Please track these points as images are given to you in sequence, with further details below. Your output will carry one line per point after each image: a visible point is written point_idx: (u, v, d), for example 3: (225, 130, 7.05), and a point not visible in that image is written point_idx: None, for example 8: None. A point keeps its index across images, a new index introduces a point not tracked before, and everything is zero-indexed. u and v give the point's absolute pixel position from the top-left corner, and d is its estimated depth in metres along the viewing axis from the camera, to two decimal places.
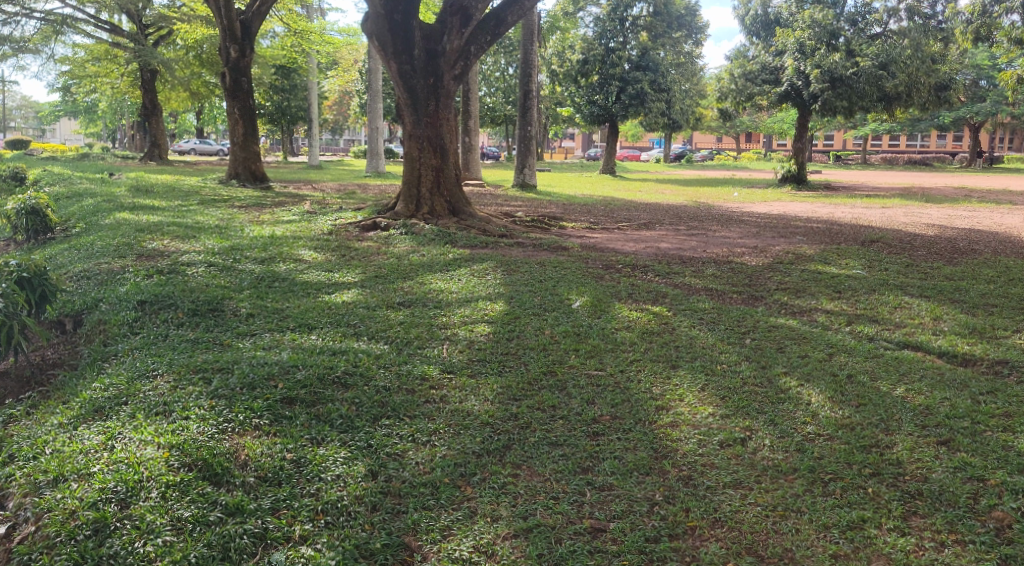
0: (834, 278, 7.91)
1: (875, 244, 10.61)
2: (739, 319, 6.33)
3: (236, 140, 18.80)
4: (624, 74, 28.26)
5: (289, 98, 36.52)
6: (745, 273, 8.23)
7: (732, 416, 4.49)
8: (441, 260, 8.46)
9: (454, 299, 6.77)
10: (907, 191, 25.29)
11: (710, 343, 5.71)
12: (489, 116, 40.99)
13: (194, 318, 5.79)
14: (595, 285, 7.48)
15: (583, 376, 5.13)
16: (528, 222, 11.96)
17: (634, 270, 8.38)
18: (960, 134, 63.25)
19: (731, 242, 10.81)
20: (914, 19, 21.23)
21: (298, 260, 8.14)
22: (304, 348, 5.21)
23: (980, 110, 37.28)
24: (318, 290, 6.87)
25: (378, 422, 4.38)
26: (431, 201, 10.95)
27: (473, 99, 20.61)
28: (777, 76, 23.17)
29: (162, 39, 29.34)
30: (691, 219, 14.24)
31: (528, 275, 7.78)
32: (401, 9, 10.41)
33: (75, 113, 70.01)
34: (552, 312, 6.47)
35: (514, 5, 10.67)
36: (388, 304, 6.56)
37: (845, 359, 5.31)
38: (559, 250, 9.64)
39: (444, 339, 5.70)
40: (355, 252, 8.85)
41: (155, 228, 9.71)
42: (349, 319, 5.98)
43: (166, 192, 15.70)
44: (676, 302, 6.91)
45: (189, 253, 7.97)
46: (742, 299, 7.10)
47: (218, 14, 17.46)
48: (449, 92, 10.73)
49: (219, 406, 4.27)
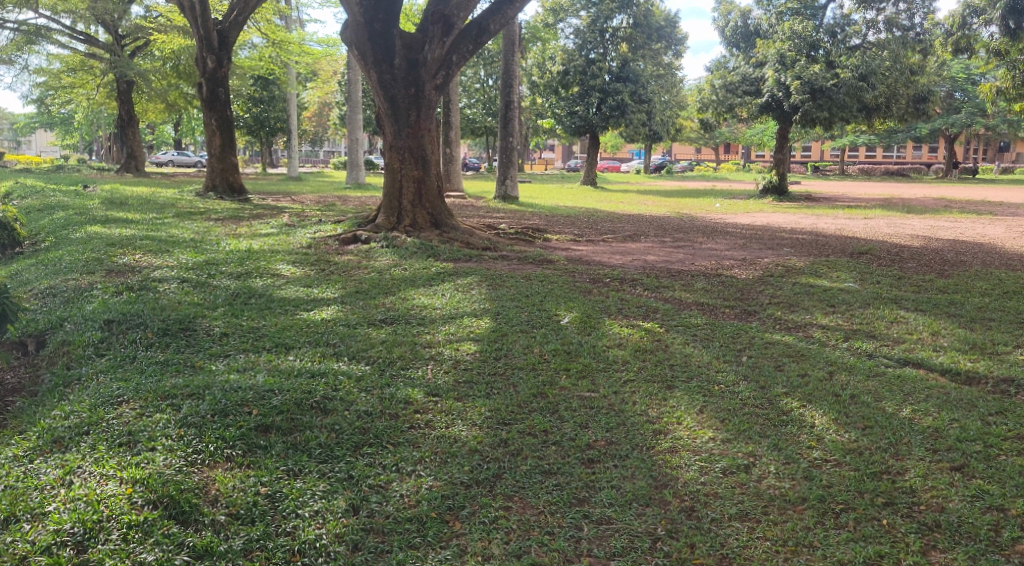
0: (826, 291, 7.78)
1: (863, 255, 10.51)
2: (733, 336, 6.13)
3: (213, 151, 18.45)
4: (604, 86, 28.21)
5: (267, 109, 36.15)
6: (735, 287, 8.05)
7: (734, 441, 4.28)
8: (423, 274, 8.20)
9: (438, 316, 6.51)
10: (888, 202, 25.41)
11: (705, 361, 5.50)
12: (469, 128, 40.84)
13: (164, 339, 5.41)
14: (583, 300, 7.25)
15: (575, 398, 4.89)
16: (512, 234, 11.71)
17: (622, 284, 8.17)
18: (935, 146, 64.08)
19: (718, 254, 10.65)
20: (893, 31, 21.36)
21: (275, 275, 7.84)
22: (281, 371, 4.90)
23: (955, 121, 37.76)
24: (296, 307, 6.57)
25: (360, 451, 4.10)
26: (413, 213, 10.67)
27: (454, 111, 20.41)
28: (758, 87, 23.21)
29: (138, 50, 28.92)
30: (676, 231, 14.10)
31: (513, 290, 7.54)
32: (381, 18, 10.21)
33: (51, 125, 69.07)
34: (540, 329, 6.23)
35: (496, 14, 10.47)
36: (369, 321, 6.28)
37: (846, 379, 5.14)
38: (545, 263, 9.41)
39: (429, 359, 5.44)
40: (334, 267, 8.56)
41: (126, 242, 9.34)
42: (328, 338, 5.69)
43: (141, 205, 15.31)
44: (667, 318, 6.69)
45: (161, 268, 7.63)
46: (735, 314, 6.92)
47: (194, 23, 17.15)
48: (431, 102, 10.48)
49: (187, 435, 3.94)
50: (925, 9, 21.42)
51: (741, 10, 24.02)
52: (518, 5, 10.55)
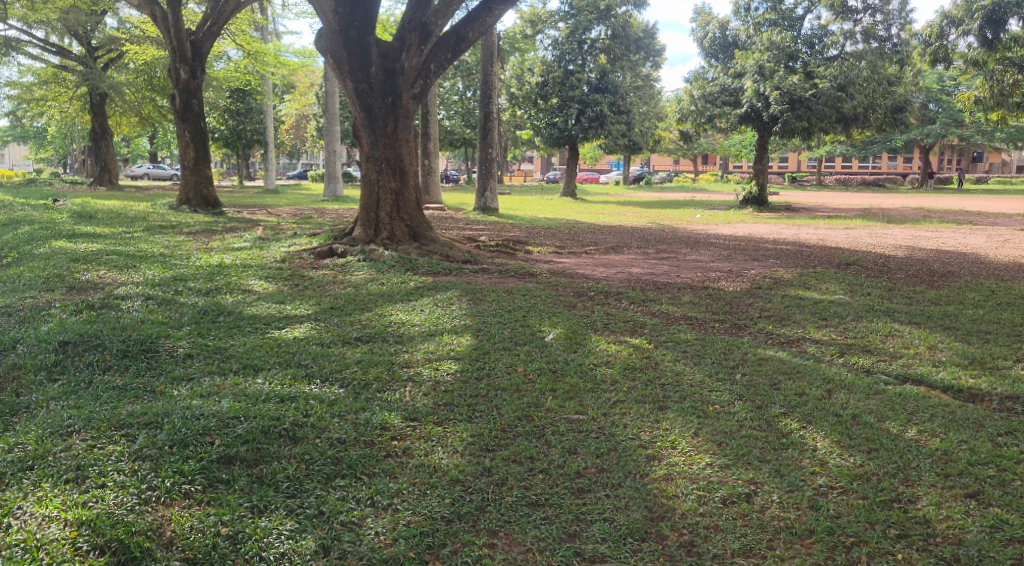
0: (817, 303, 7.65)
1: (851, 266, 10.42)
2: (725, 352, 5.90)
3: (187, 164, 17.98)
4: (583, 97, 28.17)
5: (244, 121, 35.67)
6: (724, 299, 7.86)
7: (733, 467, 4.05)
8: (402, 289, 7.90)
9: (417, 333, 6.21)
10: (867, 212, 25.53)
11: (699, 380, 5.24)
12: (448, 139, 40.63)
13: (124, 361, 4.94)
14: (568, 314, 6.98)
15: (563, 422, 4.60)
16: (493, 247, 11.43)
17: (607, 297, 7.93)
18: (910, 157, 64.95)
19: (703, 266, 10.46)
20: (870, 42, 21.47)
21: (247, 291, 7.49)
22: (248, 395, 4.52)
23: (930, 132, 38.16)
24: (267, 325, 6.20)
25: (331, 484, 3.76)
26: (391, 225, 10.37)
27: (432, 122, 20.15)
28: (737, 98, 23.21)
29: (111, 62, 28.38)
30: (659, 242, 13.91)
31: (495, 304, 7.26)
32: (356, 25, 9.92)
33: (23, 138, 67.79)
34: (524, 346, 5.95)
35: (475, 22, 10.25)
36: (344, 340, 5.95)
37: (845, 398, 4.97)
38: (527, 276, 9.16)
39: (407, 380, 5.12)
40: (309, 282, 8.23)
41: (91, 258, 8.89)
42: (299, 358, 5.33)
43: (110, 218, 14.82)
44: (656, 333, 6.43)
45: (125, 284, 7.20)
46: (726, 328, 6.69)
47: (167, 34, 16.80)
48: (408, 112, 10.22)
49: (142, 470, 3.56)
50: (901, 20, 21.63)
51: (719, 21, 23.91)
52: (497, 13, 10.33)
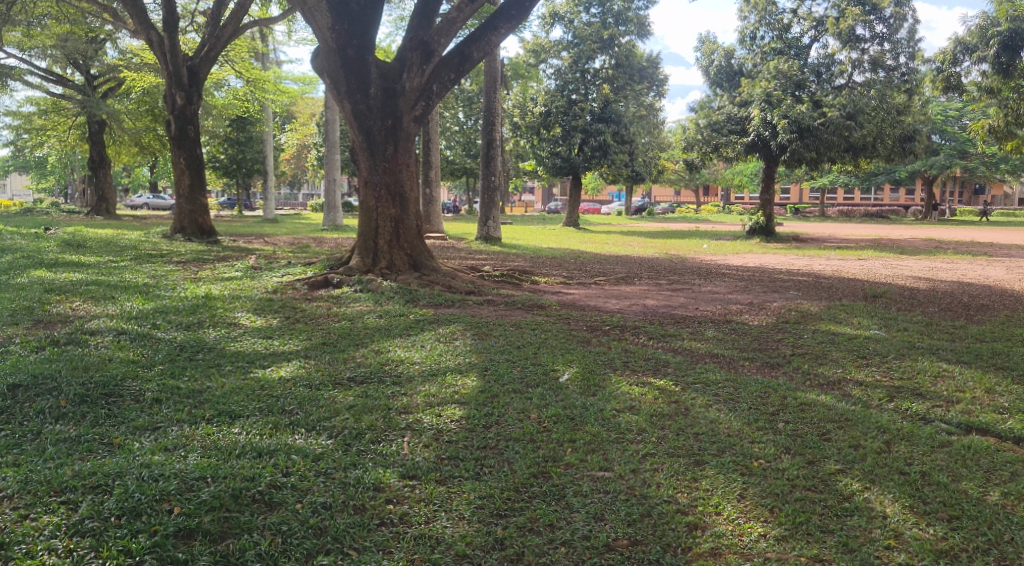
0: (852, 339, 7.07)
1: (878, 298, 9.82)
2: (761, 396, 5.28)
3: (182, 192, 17.48)
4: (586, 126, 27.76)
5: (244, 150, 35.36)
6: (751, 335, 7.28)
7: (792, 541, 3.44)
8: (401, 322, 7.30)
9: (418, 373, 5.58)
10: (877, 243, 25.01)
11: (738, 429, 4.61)
12: (448, 169, 40.30)
13: (81, 407, 4.30)
14: (582, 351, 6.35)
15: (586, 480, 3.96)
16: (498, 276, 10.86)
17: (623, 331, 7.33)
18: (912, 189, 64.72)
19: (721, 298, 9.88)
20: (878, 71, 21.14)
21: (232, 325, 6.88)
22: (219, 449, 3.88)
23: (934, 163, 37.78)
24: (250, 364, 5.58)
25: (315, 562, 3.12)
26: (390, 254, 9.83)
27: (432, 149, 19.66)
28: (743, 126, 22.77)
29: (111, 90, 28.11)
30: (670, 273, 13.35)
31: (503, 340, 6.64)
32: (354, 44, 9.45)
33: (24, 169, 67.65)
34: (536, 389, 5.31)
35: (479, 40, 9.83)
36: (335, 381, 5.32)
37: (907, 451, 4.35)
38: (535, 307, 8.58)
39: (405, 428, 4.49)
40: (301, 315, 7.63)
41: (68, 288, 8.29)
42: (283, 402, 4.69)
43: (100, 247, 14.28)
44: (682, 374, 5.80)
45: (98, 317, 6.60)
46: (758, 368, 6.09)
47: (163, 59, 16.46)
48: (409, 135, 9.74)
49: (82, 550, 2.94)
50: (909, 50, 21.36)
51: (725, 50, 23.63)
52: (502, 32, 9.93)
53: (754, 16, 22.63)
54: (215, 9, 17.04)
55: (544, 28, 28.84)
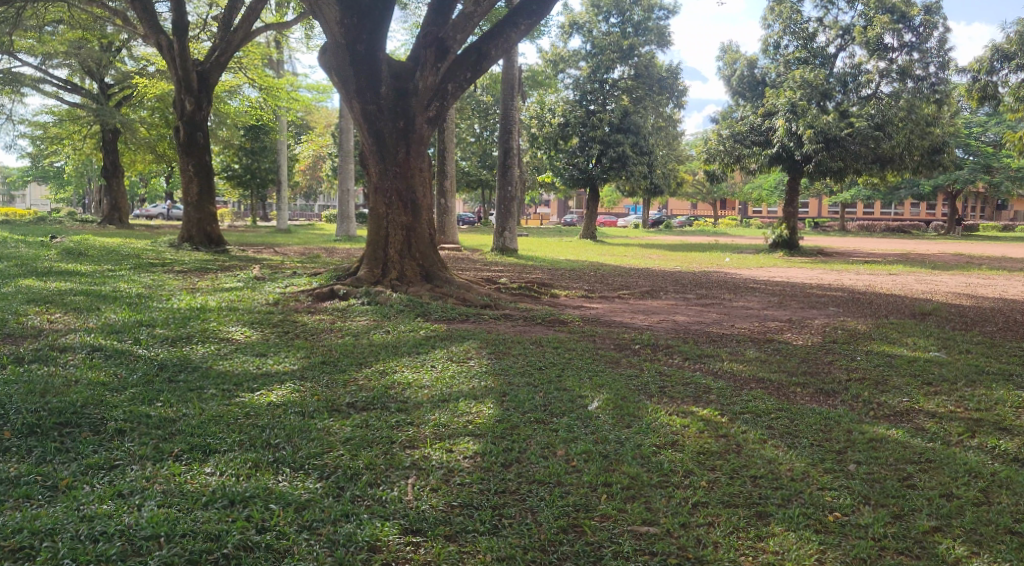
0: (912, 362, 6.32)
1: (928, 317, 9.03)
2: (823, 430, 4.57)
3: (190, 200, 16.96)
4: (604, 137, 27.00)
5: (259, 160, 35.03)
6: (798, 357, 6.54)
7: None
8: (410, 339, 6.63)
9: (427, 399, 4.88)
10: (905, 258, 24.13)
11: (802, 471, 3.91)
12: (464, 181, 39.81)
13: (26, 441, 3.67)
14: (613, 374, 5.65)
15: (626, 537, 3.28)
16: (515, 289, 10.18)
17: (654, 351, 6.62)
18: (933, 204, 63.59)
19: (756, 314, 9.14)
20: (907, 81, 20.27)
21: (224, 341, 6.26)
22: (183, 495, 3.25)
23: (957, 177, 36.81)
24: (236, 387, 4.89)
25: None
26: (400, 264, 9.18)
27: (447, 158, 19.05)
28: (767, 137, 22.01)
29: (125, 99, 27.85)
30: (698, 287, 12.60)
31: (523, 360, 5.95)
32: (364, 39, 8.86)
33: (44, 179, 67.88)
34: (563, 419, 4.62)
35: (498, 37, 9.23)
36: (331, 408, 4.64)
37: (1010, 501, 3.62)
38: (556, 323, 7.88)
39: (410, 467, 3.81)
40: (301, 329, 7.00)
41: (53, 298, 7.73)
42: (268, 435, 4.00)
43: (102, 256, 13.76)
44: (726, 402, 5.08)
45: (75, 331, 5.99)
46: (812, 396, 5.35)
47: (172, 65, 15.97)
48: (422, 137, 9.14)
49: None
50: (940, 59, 20.51)
51: (747, 59, 22.91)
52: (522, 29, 9.29)
53: (778, 25, 21.92)
54: (227, 13, 16.56)
55: (562, 38, 28.29)
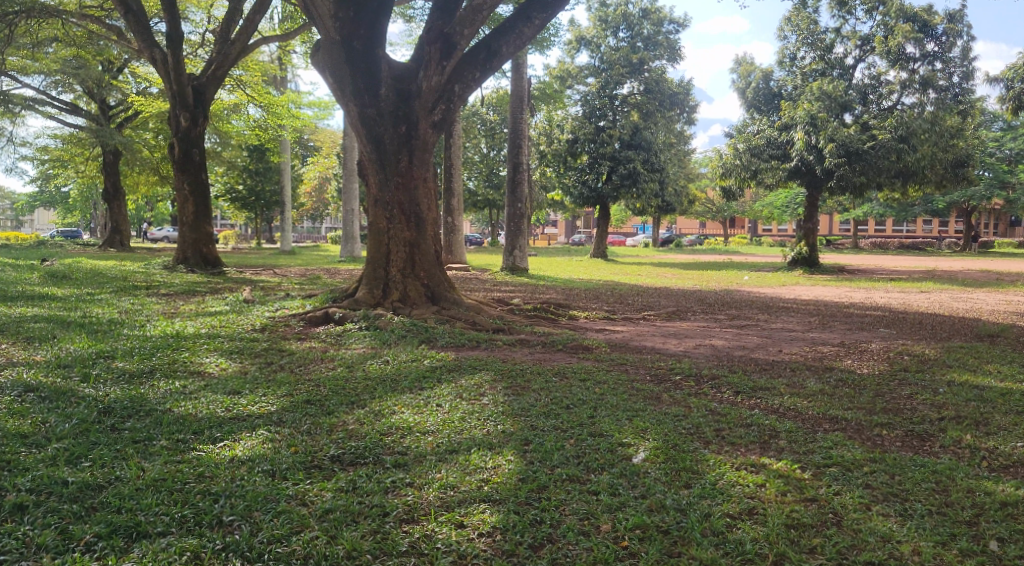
0: (1007, 395, 5.30)
1: (995, 339, 8.01)
2: (937, 489, 3.59)
3: (185, 220, 16.05)
4: (615, 154, 26.08)
5: (263, 181, 34.27)
6: (868, 388, 5.54)
7: None
8: (411, 371, 5.64)
9: (432, 450, 3.91)
10: (931, 275, 23.02)
11: (930, 556, 2.96)
12: (470, 201, 38.91)
13: None
14: (656, 414, 4.65)
15: None
16: (529, 310, 9.21)
17: (700, 383, 5.62)
18: (945, 221, 62.27)
19: (801, 337, 8.13)
20: (929, 91, 19.17)
21: (193, 376, 5.30)
22: None
23: (973, 193, 35.67)
24: (194, 437, 3.92)
25: None
26: (403, 284, 8.22)
27: (452, 175, 18.16)
28: (785, 151, 21.00)
29: (127, 120, 27.18)
30: (728, 307, 11.57)
31: (547, 398, 4.94)
32: (361, 35, 8.00)
33: (51, 205, 67.24)
34: (603, 474, 3.64)
35: (510, 33, 8.28)
36: (310, 465, 3.66)
37: None
38: (579, 350, 6.92)
39: (409, 554, 2.87)
40: (285, 361, 6.03)
41: (12, 325, 6.84)
42: (221, 507, 3.04)
43: (87, 279, 12.83)
44: (804, 450, 4.09)
45: (16, 367, 5.05)
46: (904, 441, 4.36)
47: (167, 78, 15.09)
48: (426, 144, 8.25)
49: None
50: (962, 69, 19.59)
51: (763, 71, 21.98)
52: (536, 23, 8.34)
53: (795, 37, 21.06)
54: (224, 26, 15.73)
55: (569, 53, 27.50)
